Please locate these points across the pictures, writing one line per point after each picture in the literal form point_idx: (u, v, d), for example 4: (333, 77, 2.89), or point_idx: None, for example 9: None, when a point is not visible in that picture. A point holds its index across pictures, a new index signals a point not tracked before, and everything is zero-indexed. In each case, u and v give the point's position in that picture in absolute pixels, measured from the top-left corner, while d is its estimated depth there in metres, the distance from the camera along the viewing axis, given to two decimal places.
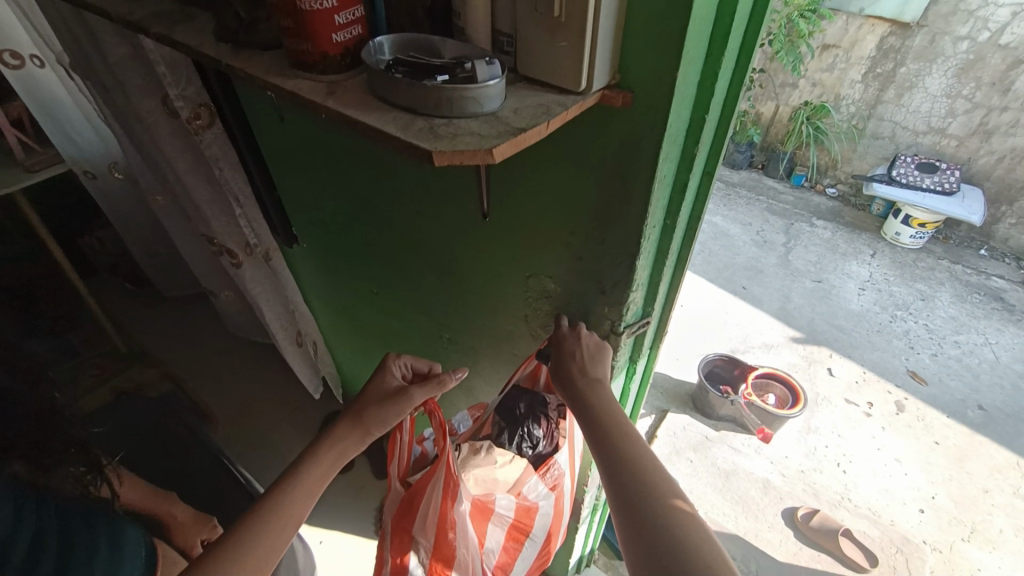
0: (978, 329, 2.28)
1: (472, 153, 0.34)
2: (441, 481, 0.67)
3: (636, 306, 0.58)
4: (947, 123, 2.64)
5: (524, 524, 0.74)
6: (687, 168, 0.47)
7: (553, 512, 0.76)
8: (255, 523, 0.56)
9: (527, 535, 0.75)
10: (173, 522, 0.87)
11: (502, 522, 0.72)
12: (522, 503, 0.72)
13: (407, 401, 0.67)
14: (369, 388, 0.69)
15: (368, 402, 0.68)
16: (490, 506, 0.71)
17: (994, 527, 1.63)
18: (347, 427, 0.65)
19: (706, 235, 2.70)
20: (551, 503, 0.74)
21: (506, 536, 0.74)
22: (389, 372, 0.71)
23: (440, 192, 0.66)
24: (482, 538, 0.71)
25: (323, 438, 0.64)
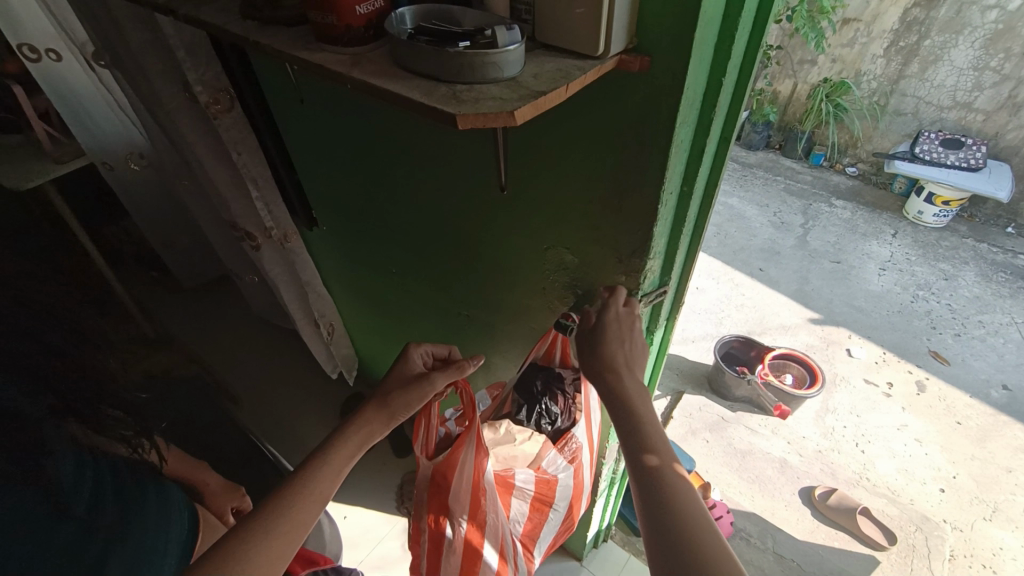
0: (1004, 309, 2.23)
1: (496, 116, 0.35)
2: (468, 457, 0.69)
3: (653, 275, 0.59)
4: (973, 97, 2.56)
5: (546, 495, 0.76)
6: (704, 133, 0.48)
7: (574, 482, 0.78)
8: (286, 498, 0.57)
9: (550, 506, 0.78)
10: (207, 489, 0.93)
11: (524, 495, 0.74)
12: (541, 476, 0.74)
13: (430, 386, 0.69)
14: (392, 374, 0.71)
15: (393, 387, 0.69)
16: (511, 481, 0.73)
17: (1016, 506, 1.62)
18: (372, 411, 0.67)
19: (722, 217, 2.67)
20: (571, 474, 0.76)
21: (528, 507, 0.76)
22: (413, 359, 0.73)
23: (458, 167, 0.67)
24: (506, 510, 0.74)
25: (349, 422, 0.66)
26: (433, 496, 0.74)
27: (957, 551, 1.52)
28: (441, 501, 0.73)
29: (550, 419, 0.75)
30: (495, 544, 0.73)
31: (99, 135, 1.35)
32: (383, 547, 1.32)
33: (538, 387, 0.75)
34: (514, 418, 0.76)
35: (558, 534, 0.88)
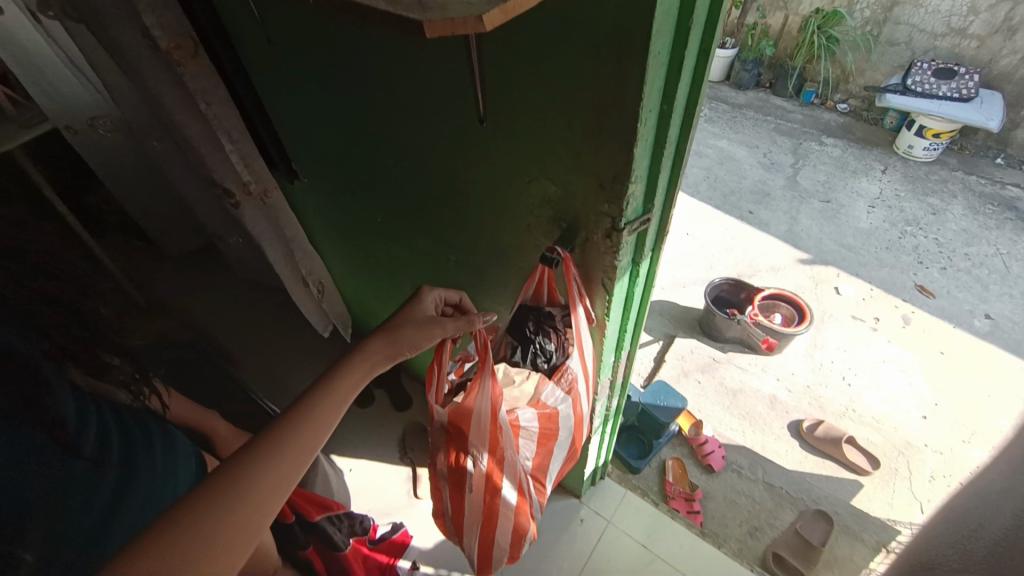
0: (990, 240, 2.25)
1: (463, 22, 0.33)
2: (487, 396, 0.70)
3: (636, 202, 0.58)
4: (968, 22, 2.49)
5: (549, 429, 0.77)
6: (683, 43, 0.46)
7: (574, 414, 0.78)
8: (289, 424, 0.56)
9: (554, 439, 0.78)
10: (217, 435, 0.98)
11: (529, 433, 0.75)
12: (542, 411, 0.75)
13: (441, 330, 0.68)
14: (403, 312, 0.69)
15: (403, 324, 0.68)
16: (515, 421, 0.74)
17: (995, 428, 1.69)
18: (380, 344, 0.65)
19: (712, 160, 2.63)
20: (570, 406, 0.77)
21: (535, 444, 0.77)
22: (424, 299, 0.72)
23: (434, 100, 0.64)
24: (517, 450, 0.75)
25: (356, 351, 0.63)
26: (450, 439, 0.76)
27: (937, 472, 1.58)
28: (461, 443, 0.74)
29: (546, 357, 0.76)
30: (511, 481, 0.75)
31: (63, 96, 1.27)
32: (387, 496, 1.36)
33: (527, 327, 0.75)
34: (510, 360, 0.77)
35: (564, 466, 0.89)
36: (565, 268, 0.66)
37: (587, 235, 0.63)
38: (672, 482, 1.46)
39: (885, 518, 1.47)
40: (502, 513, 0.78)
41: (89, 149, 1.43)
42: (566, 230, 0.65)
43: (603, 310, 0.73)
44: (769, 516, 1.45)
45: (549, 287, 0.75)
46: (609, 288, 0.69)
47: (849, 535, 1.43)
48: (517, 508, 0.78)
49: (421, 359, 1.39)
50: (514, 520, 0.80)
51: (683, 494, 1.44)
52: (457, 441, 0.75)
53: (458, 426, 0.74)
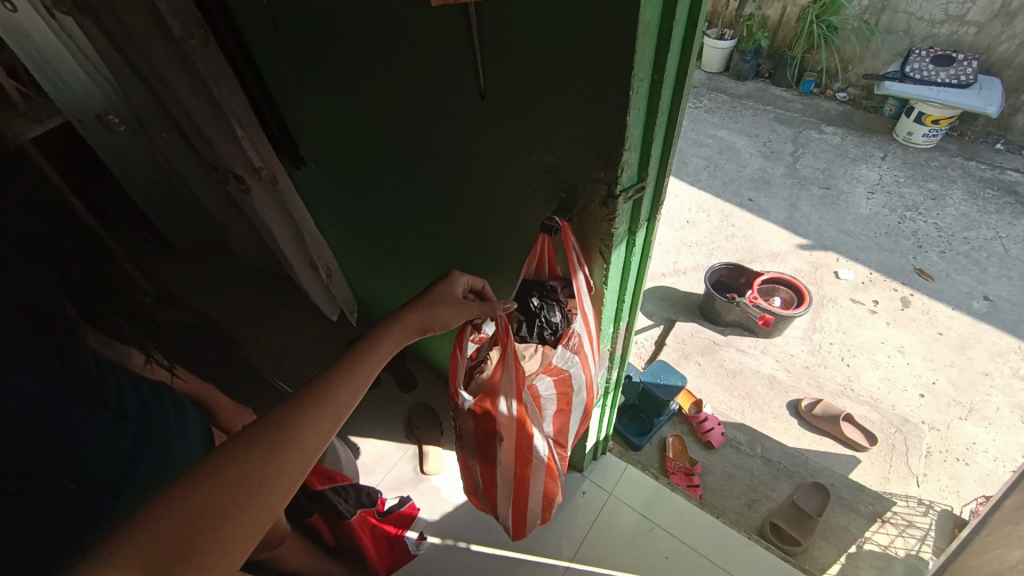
0: (989, 224, 2.26)
1: None
2: (512, 372, 0.71)
3: (631, 169, 0.62)
4: (966, 9, 2.50)
5: (568, 393, 0.77)
6: (671, 15, 0.50)
7: (586, 377, 0.78)
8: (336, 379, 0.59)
9: (572, 403, 0.78)
10: (219, 408, 1.01)
11: (550, 402, 0.76)
12: (557, 378, 0.75)
13: (467, 310, 0.72)
14: (432, 291, 0.73)
15: (434, 301, 0.71)
16: (536, 394, 0.74)
17: (991, 406, 1.72)
18: (414, 317, 0.68)
19: (712, 149, 2.66)
20: (580, 369, 0.76)
21: (555, 410, 0.78)
22: (456, 281, 0.75)
23: (438, 79, 0.68)
24: (541, 421, 0.76)
25: (394, 319, 0.67)
26: (477, 419, 0.78)
27: (934, 448, 1.62)
28: (488, 421, 0.76)
29: (553, 329, 0.76)
30: (540, 448, 0.77)
31: (71, 88, 1.29)
32: (397, 471, 1.41)
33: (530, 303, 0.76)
34: (517, 337, 0.78)
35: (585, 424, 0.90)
36: (563, 237, 0.69)
37: (584, 204, 0.67)
38: (673, 458, 1.51)
39: (881, 491, 1.52)
40: (534, 477, 0.81)
41: (101, 145, 1.46)
42: (564, 199, 0.69)
43: (602, 279, 0.76)
44: (766, 488, 1.50)
45: (548, 258, 0.76)
46: (607, 256, 0.72)
47: (845, 506, 1.47)
48: (547, 469, 0.81)
49: (427, 339, 1.45)
50: (545, 484, 0.84)
51: (683, 469, 1.49)
52: (484, 418, 0.76)
53: (482, 403, 0.76)
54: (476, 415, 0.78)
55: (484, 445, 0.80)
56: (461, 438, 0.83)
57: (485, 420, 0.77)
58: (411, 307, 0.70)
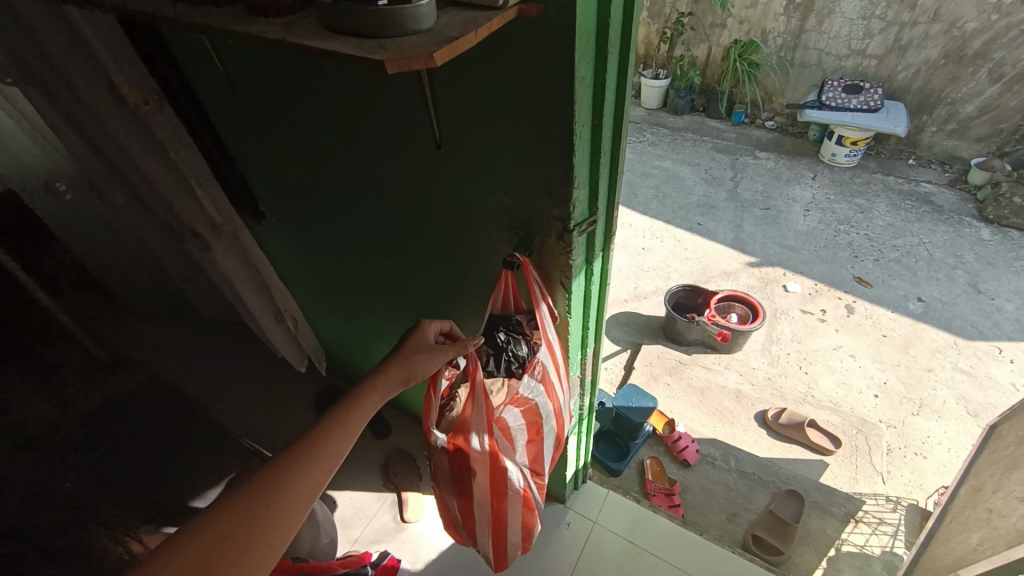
0: (913, 231, 2.46)
1: (417, 58, 0.41)
2: (482, 411, 0.73)
3: (582, 205, 0.67)
4: (866, 44, 2.78)
5: (537, 422, 0.79)
6: (603, 67, 0.55)
7: (553, 405, 0.80)
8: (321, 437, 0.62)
9: (542, 432, 0.80)
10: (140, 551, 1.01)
11: (521, 433, 0.77)
12: (524, 408, 0.77)
13: (442, 357, 0.73)
14: (409, 342, 0.74)
15: (413, 352, 0.73)
16: (507, 428, 0.76)
17: (938, 399, 1.83)
18: (395, 370, 0.70)
19: (659, 179, 2.82)
20: (546, 398, 0.79)
21: (526, 441, 0.79)
22: (430, 328, 0.76)
23: (394, 133, 0.72)
24: (514, 453, 0.77)
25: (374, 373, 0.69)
26: (450, 455, 0.78)
27: (893, 445, 1.70)
28: (462, 458, 0.77)
29: (520, 361, 0.80)
30: (514, 480, 0.78)
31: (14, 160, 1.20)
32: (377, 522, 1.37)
33: (498, 337, 0.80)
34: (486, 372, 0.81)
35: (559, 450, 0.92)
36: (526, 272, 0.73)
37: (542, 239, 0.72)
38: (652, 480, 1.53)
39: (851, 491, 1.58)
40: (511, 509, 0.82)
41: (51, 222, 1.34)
42: (523, 236, 0.73)
43: (565, 309, 0.80)
44: (744, 501, 1.53)
45: (512, 293, 0.80)
46: (567, 287, 0.76)
47: (819, 509, 1.52)
48: (524, 500, 0.82)
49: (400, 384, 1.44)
50: (523, 515, 0.84)
51: (663, 490, 1.51)
52: (456, 454, 0.77)
53: (453, 440, 0.77)
54: (451, 452, 0.78)
55: (460, 482, 0.80)
56: (437, 474, 0.84)
57: (459, 456, 0.78)
58: (388, 363, 0.71)
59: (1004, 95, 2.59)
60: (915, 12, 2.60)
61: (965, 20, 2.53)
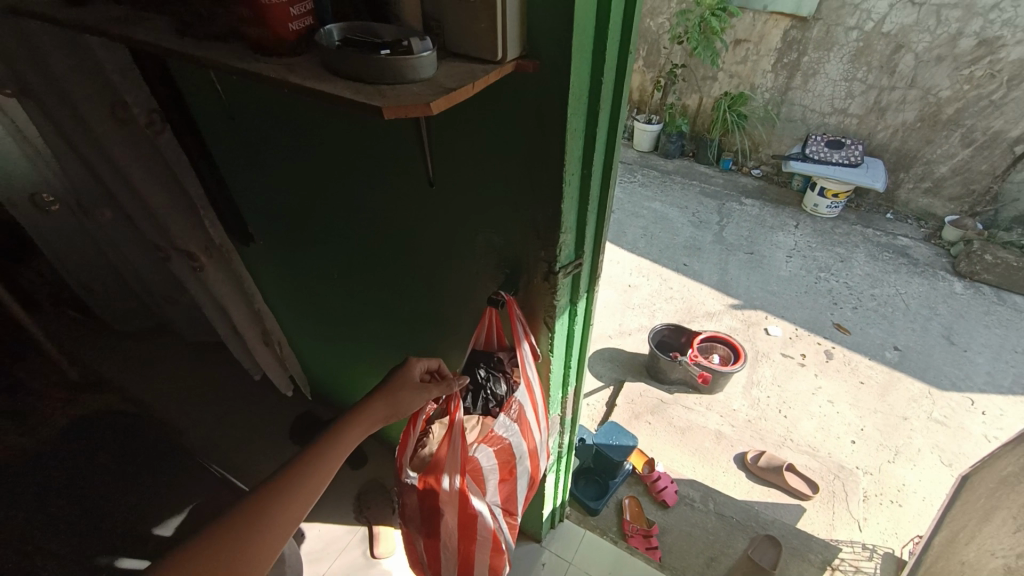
0: (891, 282, 2.54)
1: (416, 106, 0.44)
2: (458, 453, 0.72)
3: (568, 248, 0.70)
4: (847, 104, 2.93)
5: (510, 462, 0.79)
6: (594, 122, 0.59)
7: (527, 445, 0.81)
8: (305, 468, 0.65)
9: (514, 473, 0.80)
10: None
11: (492, 474, 0.77)
12: (497, 448, 0.77)
13: (425, 396, 0.74)
14: (395, 376, 0.75)
15: (397, 387, 0.73)
16: (479, 468, 0.76)
17: (913, 447, 1.86)
18: (379, 405, 0.72)
19: (648, 219, 2.89)
20: (520, 438, 0.79)
21: (499, 481, 0.79)
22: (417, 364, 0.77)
23: (391, 170, 0.75)
24: (483, 493, 0.77)
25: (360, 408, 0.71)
26: (421, 494, 0.78)
27: (869, 492, 1.71)
28: (433, 498, 0.76)
29: (498, 401, 0.79)
30: (483, 522, 0.78)
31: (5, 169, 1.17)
32: (346, 556, 1.33)
33: (478, 374, 0.80)
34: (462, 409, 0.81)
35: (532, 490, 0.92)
36: (510, 311, 0.75)
37: (529, 278, 0.74)
38: (630, 520, 1.52)
39: (827, 539, 1.57)
40: (479, 552, 0.81)
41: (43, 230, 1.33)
42: (509, 274, 0.75)
43: (548, 348, 0.82)
44: (722, 545, 1.52)
45: (494, 330, 0.81)
46: (551, 326, 0.79)
47: (796, 556, 1.51)
48: (493, 544, 0.81)
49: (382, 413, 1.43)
50: (490, 559, 0.83)
51: (641, 531, 1.50)
52: (426, 494, 0.77)
53: (425, 479, 0.77)
54: (421, 491, 0.78)
55: (429, 522, 0.79)
56: (406, 513, 0.83)
57: (430, 497, 0.77)
58: (374, 396, 0.72)
59: (974, 158, 2.73)
60: (892, 78, 2.75)
61: (938, 88, 2.68)
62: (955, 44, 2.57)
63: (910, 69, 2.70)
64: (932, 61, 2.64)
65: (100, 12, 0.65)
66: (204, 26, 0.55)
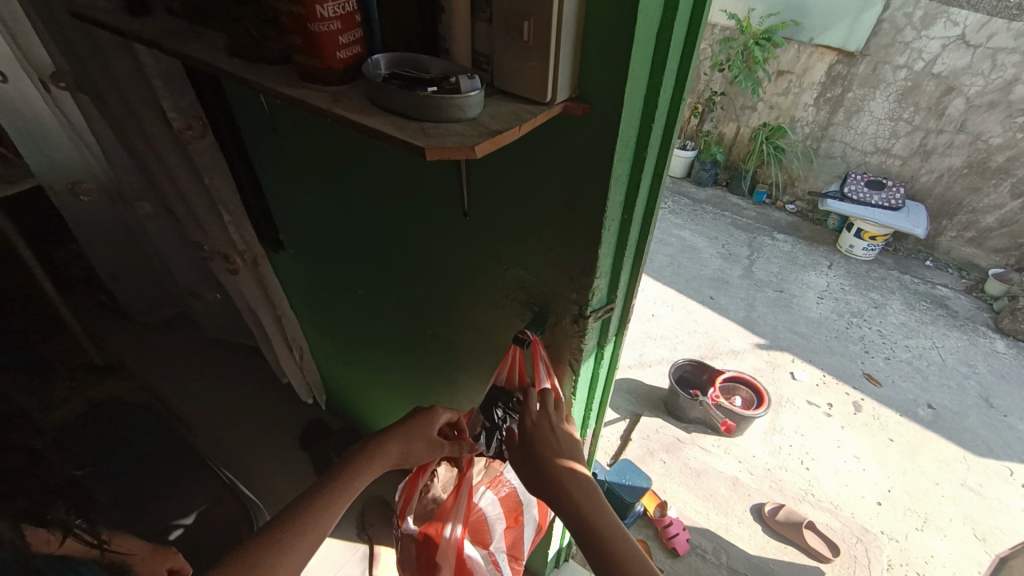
0: (927, 334, 2.43)
1: (457, 150, 0.41)
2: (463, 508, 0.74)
3: (601, 293, 0.66)
4: (891, 144, 2.84)
5: (516, 510, 0.80)
6: (640, 169, 0.55)
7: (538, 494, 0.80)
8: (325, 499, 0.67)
9: (523, 520, 0.80)
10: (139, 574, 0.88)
11: (496, 523, 0.78)
12: (503, 493, 0.79)
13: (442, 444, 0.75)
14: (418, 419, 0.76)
15: (419, 430, 0.75)
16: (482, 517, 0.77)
17: (944, 516, 1.75)
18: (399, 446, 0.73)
19: (675, 248, 2.83)
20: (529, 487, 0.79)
21: (505, 527, 0.79)
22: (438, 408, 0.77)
23: (424, 195, 0.72)
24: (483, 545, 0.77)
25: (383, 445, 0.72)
26: (421, 544, 0.79)
27: (894, 560, 1.61)
28: (433, 550, 0.77)
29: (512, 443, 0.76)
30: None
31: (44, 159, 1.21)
32: None
33: (494, 414, 0.75)
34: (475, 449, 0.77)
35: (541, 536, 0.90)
36: (534, 352, 0.71)
37: (556, 320, 0.70)
38: None
39: None
40: None
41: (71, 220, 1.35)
42: (535, 315, 0.72)
43: (569, 393, 0.78)
44: None
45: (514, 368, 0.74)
46: (575, 371, 0.74)
47: None
48: None
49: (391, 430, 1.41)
50: None
51: None
52: (425, 543, 0.78)
53: (427, 528, 0.78)
54: (423, 541, 0.78)
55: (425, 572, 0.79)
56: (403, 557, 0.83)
57: (431, 549, 0.77)
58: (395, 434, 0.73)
59: None
60: (940, 121, 2.65)
61: (989, 135, 2.56)
62: (1009, 91, 2.45)
63: (960, 112, 2.59)
64: (984, 107, 2.53)
65: (150, 22, 0.65)
66: (251, 47, 0.54)
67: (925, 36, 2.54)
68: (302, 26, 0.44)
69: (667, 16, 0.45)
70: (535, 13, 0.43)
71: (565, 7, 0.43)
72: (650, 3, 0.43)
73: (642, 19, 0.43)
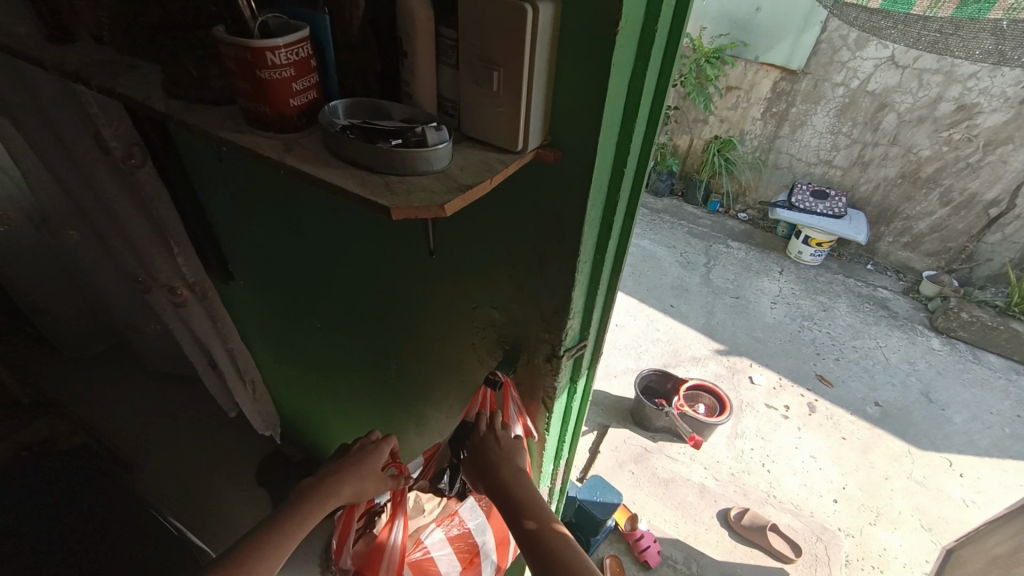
0: (871, 335, 2.57)
1: (426, 209, 0.39)
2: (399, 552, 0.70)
3: (574, 331, 0.65)
4: (832, 155, 3.00)
5: (467, 551, 0.77)
6: (612, 211, 0.55)
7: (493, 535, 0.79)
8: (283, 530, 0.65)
9: (477, 559, 0.78)
10: None
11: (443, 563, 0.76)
12: (455, 532, 0.77)
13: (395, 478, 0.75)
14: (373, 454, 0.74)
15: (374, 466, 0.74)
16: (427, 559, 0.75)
17: (894, 509, 1.85)
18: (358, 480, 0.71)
19: (636, 257, 2.88)
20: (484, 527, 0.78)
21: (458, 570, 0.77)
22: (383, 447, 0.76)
23: (388, 232, 0.70)
24: None
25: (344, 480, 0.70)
26: None
27: (852, 556, 1.69)
28: None
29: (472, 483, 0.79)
30: None
31: None
32: None
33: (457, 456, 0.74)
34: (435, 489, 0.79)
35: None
36: (505, 393, 0.70)
37: (528, 358, 0.69)
38: None
39: None
40: None
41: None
42: (508, 352, 0.71)
43: (543, 428, 0.77)
44: None
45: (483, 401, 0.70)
46: (549, 406, 0.74)
47: None
48: None
49: None
50: None
51: None
52: None
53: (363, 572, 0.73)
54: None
55: None
56: None
57: None
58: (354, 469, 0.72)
59: (952, 218, 2.80)
60: (875, 134, 2.82)
61: (919, 148, 2.75)
62: (935, 107, 2.64)
63: (892, 127, 2.77)
64: (913, 122, 2.72)
65: (81, 54, 0.60)
66: (192, 86, 0.50)
67: (859, 56, 2.71)
68: (252, 73, 0.42)
69: (638, 66, 0.45)
70: (505, 64, 0.41)
71: (537, 59, 0.41)
72: (622, 56, 0.43)
73: (615, 72, 0.43)
